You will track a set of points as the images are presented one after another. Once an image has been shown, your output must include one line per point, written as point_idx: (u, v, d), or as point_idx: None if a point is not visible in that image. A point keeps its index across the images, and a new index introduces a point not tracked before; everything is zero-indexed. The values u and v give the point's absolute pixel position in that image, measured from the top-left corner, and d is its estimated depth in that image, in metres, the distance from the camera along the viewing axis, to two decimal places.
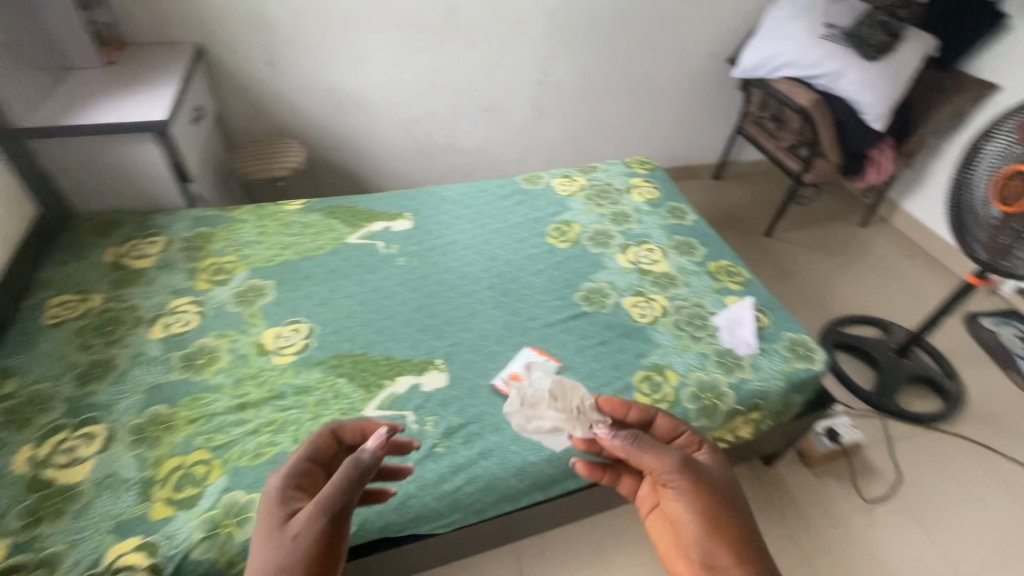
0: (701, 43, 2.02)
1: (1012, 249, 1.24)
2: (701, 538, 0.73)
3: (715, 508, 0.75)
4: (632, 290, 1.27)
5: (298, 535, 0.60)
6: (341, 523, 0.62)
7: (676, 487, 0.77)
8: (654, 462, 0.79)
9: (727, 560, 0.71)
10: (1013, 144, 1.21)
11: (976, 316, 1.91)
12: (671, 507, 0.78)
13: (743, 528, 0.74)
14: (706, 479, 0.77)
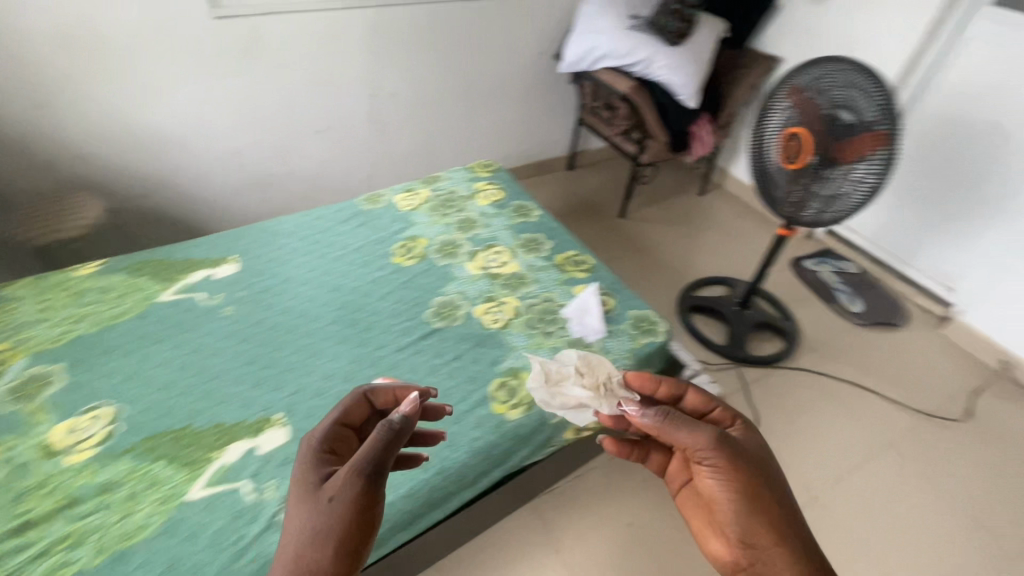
0: (527, 42, 2.07)
1: (804, 201, 1.39)
2: (737, 515, 0.78)
3: (755, 488, 0.78)
4: (483, 296, 1.26)
5: (333, 499, 0.60)
6: (374, 487, 0.61)
7: (711, 466, 0.79)
8: (685, 439, 0.81)
9: (765, 537, 0.76)
10: (788, 108, 1.37)
11: (800, 259, 2.17)
12: (705, 484, 0.81)
13: (780, 507, 0.78)
14: (745, 459, 0.80)
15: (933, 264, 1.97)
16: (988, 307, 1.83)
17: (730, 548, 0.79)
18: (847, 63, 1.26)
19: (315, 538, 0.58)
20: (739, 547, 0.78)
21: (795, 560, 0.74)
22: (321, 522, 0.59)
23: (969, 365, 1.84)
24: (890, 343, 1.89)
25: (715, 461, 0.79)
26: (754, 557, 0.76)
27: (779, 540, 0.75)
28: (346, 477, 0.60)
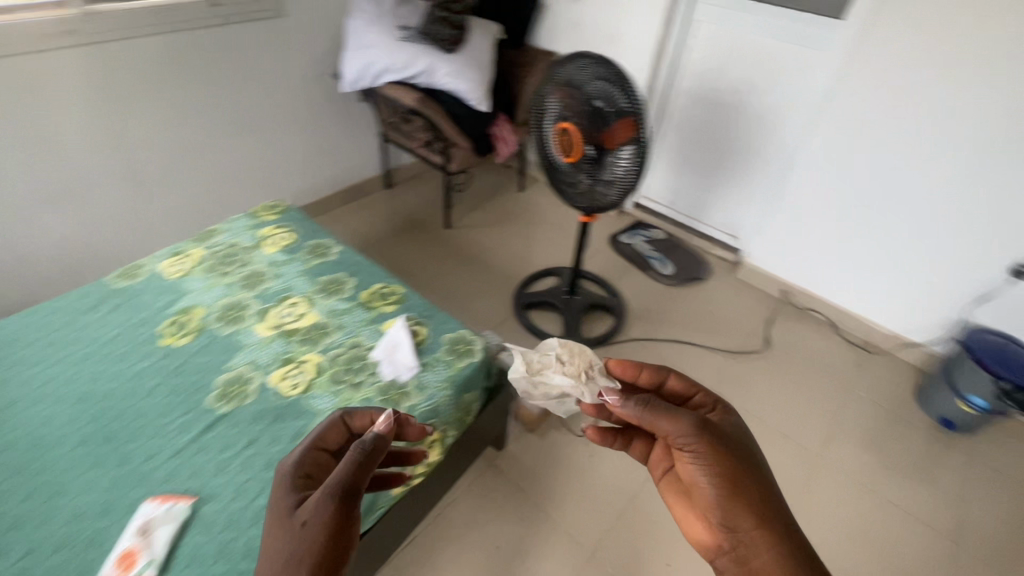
0: (299, 64, 1.92)
1: (592, 189, 1.45)
2: (719, 499, 0.77)
3: (734, 469, 0.78)
4: (279, 360, 1.11)
5: (306, 520, 0.65)
6: (349, 506, 0.68)
7: (691, 449, 0.80)
8: (665, 423, 0.82)
9: (746, 521, 0.74)
10: (553, 106, 1.43)
11: (616, 235, 2.35)
12: (686, 469, 0.81)
13: (763, 489, 0.77)
14: (725, 443, 0.79)
15: (718, 217, 2.27)
16: (762, 249, 2.13)
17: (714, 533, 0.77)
18: (592, 57, 1.33)
19: (292, 559, 0.63)
20: (721, 532, 0.76)
21: (778, 542, 0.72)
22: (298, 540, 0.64)
23: (760, 300, 2.13)
24: (700, 296, 2.12)
25: (695, 445, 0.80)
26: (737, 540, 0.74)
27: (761, 523, 0.74)
28: (320, 495, 0.66)
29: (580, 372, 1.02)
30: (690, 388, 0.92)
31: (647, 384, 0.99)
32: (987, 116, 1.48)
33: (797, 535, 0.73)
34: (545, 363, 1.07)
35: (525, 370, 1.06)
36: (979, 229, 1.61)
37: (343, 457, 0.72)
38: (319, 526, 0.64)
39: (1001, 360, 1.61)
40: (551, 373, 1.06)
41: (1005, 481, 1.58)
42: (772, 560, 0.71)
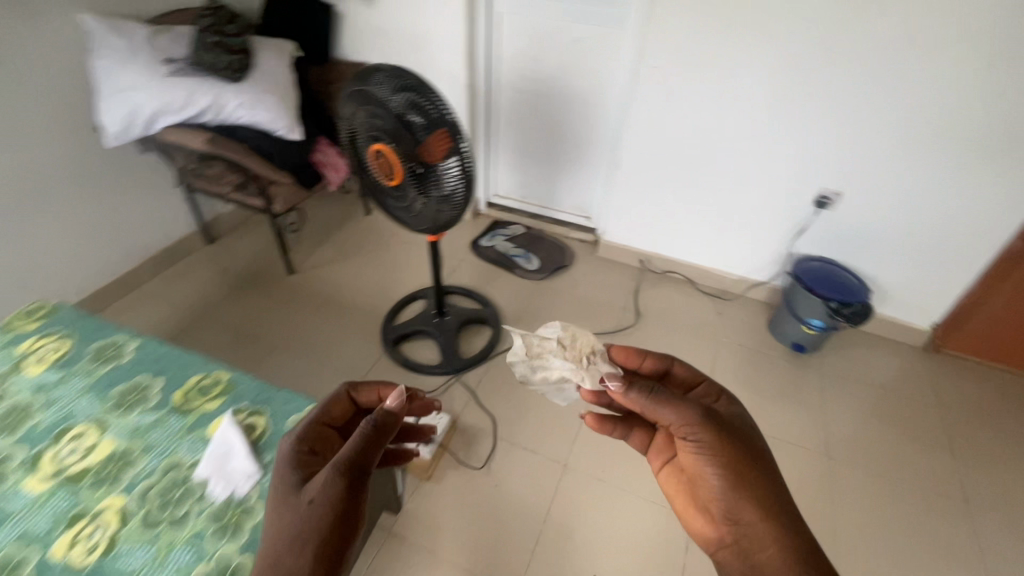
0: (39, 123, 1.54)
1: (428, 208, 1.33)
2: (723, 492, 0.83)
3: (739, 463, 0.83)
4: (64, 520, 0.85)
5: (313, 499, 0.69)
6: (357, 482, 0.72)
7: (696, 441, 0.85)
8: (670, 415, 0.86)
9: (750, 514, 0.80)
10: (360, 127, 1.29)
11: (476, 242, 2.29)
12: (688, 459, 0.87)
13: (767, 482, 0.82)
14: (731, 438, 0.84)
15: (570, 200, 2.31)
16: (614, 224, 2.19)
17: (719, 521, 0.84)
18: (387, 71, 1.21)
19: (299, 533, 0.67)
20: (725, 525, 0.82)
21: (781, 534, 0.78)
22: (305, 517, 0.69)
23: (625, 273, 2.20)
24: (569, 283, 2.13)
25: (700, 437, 0.84)
26: (740, 530, 0.81)
27: (765, 517, 0.80)
28: (331, 470, 0.71)
29: (582, 357, 0.96)
30: (694, 378, 0.96)
31: (661, 367, 0.98)
32: (768, 69, 1.61)
33: (799, 528, 0.80)
34: (543, 347, 0.99)
35: (524, 355, 0.99)
36: (785, 172, 1.78)
37: (353, 432, 0.75)
38: (326, 504, 0.69)
39: (828, 286, 1.78)
40: (551, 358, 0.99)
41: (852, 385, 1.79)
42: (775, 554, 0.77)
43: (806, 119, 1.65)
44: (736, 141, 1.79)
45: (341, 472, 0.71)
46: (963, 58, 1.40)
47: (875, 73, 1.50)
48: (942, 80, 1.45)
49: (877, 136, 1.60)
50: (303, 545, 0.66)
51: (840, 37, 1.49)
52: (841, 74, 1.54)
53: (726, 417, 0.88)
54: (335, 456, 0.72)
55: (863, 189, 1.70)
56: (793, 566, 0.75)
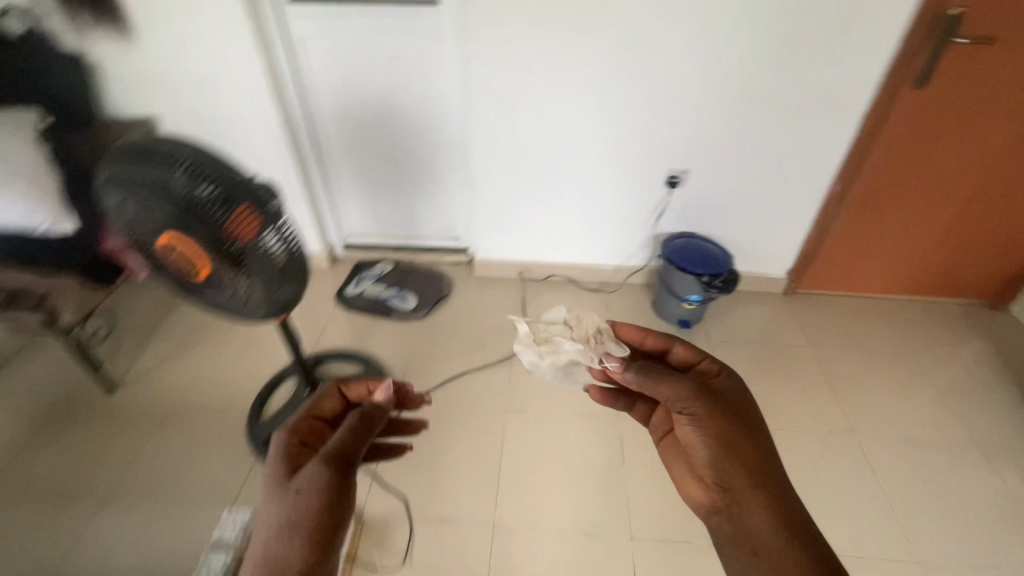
0: None
1: (255, 294, 1.07)
2: (715, 460, 0.86)
3: (732, 433, 0.87)
4: None
5: (302, 487, 0.79)
6: (345, 471, 0.82)
7: (690, 414, 0.89)
8: (665, 391, 0.92)
9: (740, 481, 0.83)
10: (129, 214, 0.98)
11: (343, 291, 2.06)
12: (682, 431, 0.91)
13: (758, 449, 0.86)
14: (727, 412, 0.88)
15: (432, 224, 2.15)
16: (484, 241, 2.08)
17: (707, 487, 0.87)
18: (157, 153, 0.93)
19: (290, 519, 0.77)
20: (715, 491, 0.85)
21: (770, 499, 0.81)
22: (295, 506, 0.78)
23: (508, 289, 2.11)
24: (453, 315, 1.99)
25: (695, 409, 0.90)
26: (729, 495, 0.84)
27: (756, 484, 0.82)
28: (318, 462, 0.81)
29: (586, 338, 1.09)
30: (696, 356, 1.01)
31: (661, 347, 1.05)
32: (592, 62, 1.58)
33: (784, 490, 0.82)
34: (551, 333, 1.15)
35: (533, 340, 1.14)
36: (633, 159, 1.79)
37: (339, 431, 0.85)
38: (314, 494, 0.79)
39: (696, 263, 1.80)
40: (560, 342, 1.13)
41: (738, 347, 1.88)
42: (763, 517, 0.79)
43: (639, 106, 1.66)
44: (581, 137, 1.75)
45: (330, 463, 0.81)
46: (758, 29, 1.48)
47: (689, 54, 1.54)
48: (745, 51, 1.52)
49: (703, 112, 1.66)
50: (293, 530, 0.76)
51: (650, 22, 1.49)
52: (659, 58, 1.56)
53: (726, 390, 0.93)
54: (324, 450, 0.83)
55: (703, 163, 1.77)
56: (779, 527, 0.78)
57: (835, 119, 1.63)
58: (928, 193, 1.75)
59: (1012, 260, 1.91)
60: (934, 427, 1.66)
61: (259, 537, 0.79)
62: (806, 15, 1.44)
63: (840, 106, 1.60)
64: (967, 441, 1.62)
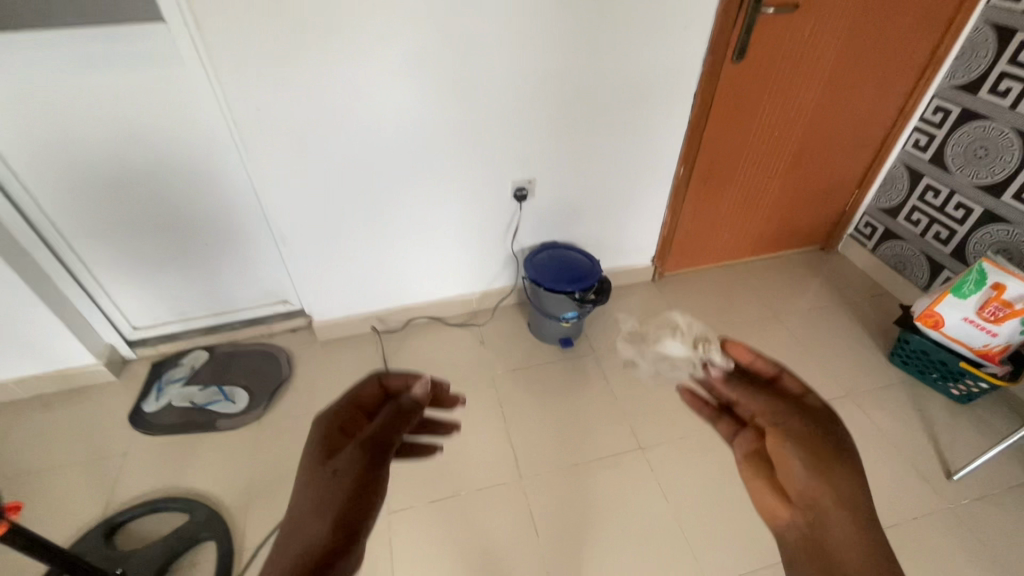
0: None
1: None
2: (807, 482, 0.64)
3: (834, 462, 0.64)
4: None
5: (337, 467, 0.60)
6: (382, 459, 0.63)
7: (788, 429, 0.68)
8: (758, 404, 0.72)
9: (837, 513, 0.60)
10: None
11: (139, 410, 1.55)
12: (775, 449, 0.69)
13: (868, 489, 0.61)
14: (833, 439, 0.66)
15: (247, 291, 1.70)
16: (319, 297, 1.70)
17: (781, 503, 0.65)
18: None
19: (316, 508, 0.57)
20: (800, 514, 0.62)
21: (872, 549, 0.57)
22: (327, 491, 0.59)
23: (362, 349, 1.76)
24: (298, 403, 1.59)
25: (788, 424, 0.69)
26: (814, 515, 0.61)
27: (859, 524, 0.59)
28: (357, 442, 0.63)
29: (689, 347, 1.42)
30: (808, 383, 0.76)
31: (772, 370, 0.76)
32: (394, 69, 1.29)
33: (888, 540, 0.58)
34: (645, 339, 1.76)
35: (627, 334, 1.81)
36: (472, 174, 1.55)
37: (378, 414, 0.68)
38: (350, 479, 0.60)
39: (562, 276, 1.61)
40: (664, 338, 1.60)
41: (624, 353, 1.76)
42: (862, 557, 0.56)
43: (464, 114, 1.41)
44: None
45: (365, 445, 0.62)
46: (573, 14, 1.30)
47: (505, 49, 1.32)
48: (565, 41, 1.34)
49: (535, 111, 1.46)
50: (319, 519, 0.56)
51: (450, 15, 1.23)
52: (473, 57, 1.31)
53: (829, 407, 0.70)
54: (359, 433, 0.64)
55: (547, 166, 1.58)
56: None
57: (667, 101, 1.53)
58: (764, 159, 1.77)
59: (835, 206, 2.04)
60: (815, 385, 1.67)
61: (290, 517, 0.57)
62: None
63: (669, 87, 1.49)
64: (844, 392, 1.65)
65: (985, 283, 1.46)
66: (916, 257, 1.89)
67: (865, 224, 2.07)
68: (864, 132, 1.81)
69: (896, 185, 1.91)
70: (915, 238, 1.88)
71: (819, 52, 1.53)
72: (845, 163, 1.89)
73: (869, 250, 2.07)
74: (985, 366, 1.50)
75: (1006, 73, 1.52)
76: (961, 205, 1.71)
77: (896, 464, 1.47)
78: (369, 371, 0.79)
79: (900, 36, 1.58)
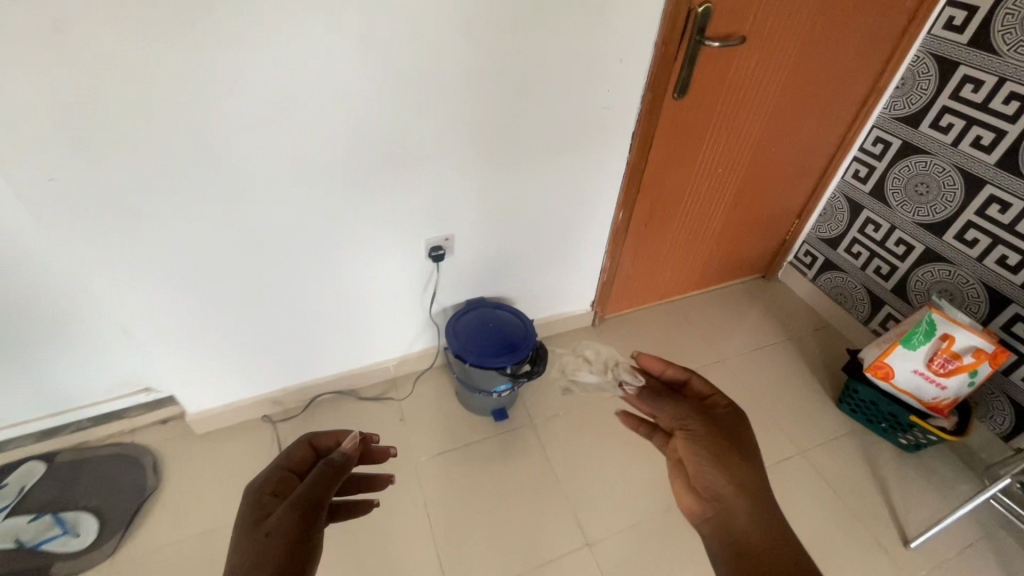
0: None
1: None
2: (708, 468, 0.88)
3: (725, 450, 0.89)
4: None
5: (273, 528, 0.72)
6: (315, 515, 0.76)
7: (688, 430, 0.93)
8: (668, 414, 0.97)
9: (726, 487, 0.85)
10: None
11: None
12: (684, 448, 0.92)
13: (752, 469, 0.86)
14: (727, 438, 0.90)
15: (95, 382, 1.34)
16: (192, 384, 1.37)
17: (695, 498, 0.87)
18: None
19: (252, 566, 0.69)
20: (709, 499, 0.86)
21: (757, 512, 0.83)
22: (258, 549, 0.71)
23: (254, 441, 1.44)
24: (170, 525, 1.27)
25: (691, 428, 0.94)
26: (720, 506, 0.84)
27: (753, 505, 0.83)
28: (286, 505, 0.75)
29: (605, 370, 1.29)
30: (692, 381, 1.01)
31: (681, 377, 1.02)
32: (257, 113, 0.99)
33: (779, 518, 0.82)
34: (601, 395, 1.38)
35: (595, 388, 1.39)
36: (377, 231, 1.28)
37: (308, 474, 0.81)
38: (281, 539, 0.71)
39: (490, 344, 1.38)
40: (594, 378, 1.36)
41: (566, 420, 1.57)
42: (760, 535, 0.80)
43: (360, 167, 1.14)
44: (289, 219, 1.17)
45: (299, 508, 0.75)
46: (486, 46, 1.05)
47: (404, 89, 1.06)
48: (479, 77, 1.10)
49: (449, 158, 1.21)
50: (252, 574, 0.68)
51: (326, 46, 0.95)
52: (364, 99, 1.05)
53: (728, 406, 0.95)
54: (294, 494, 0.77)
55: (467, 218, 1.34)
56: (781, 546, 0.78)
57: (601, 141, 1.32)
58: (705, 197, 1.61)
59: (776, 236, 1.94)
60: (767, 442, 1.56)
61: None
62: (542, 25, 1.06)
63: (602, 127, 1.29)
64: (797, 449, 1.55)
65: (934, 334, 1.38)
66: (856, 290, 1.82)
67: (805, 252, 1.98)
68: (804, 165, 1.70)
69: (836, 216, 1.83)
70: (855, 271, 1.81)
71: (763, 86, 1.37)
72: (787, 195, 1.79)
73: (809, 279, 2.00)
74: (933, 418, 1.43)
75: (948, 107, 1.44)
76: (901, 240, 1.64)
77: (853, 532, 1.38)
78: (304, 438, 0.93)
79: (843, 66, 1.45)
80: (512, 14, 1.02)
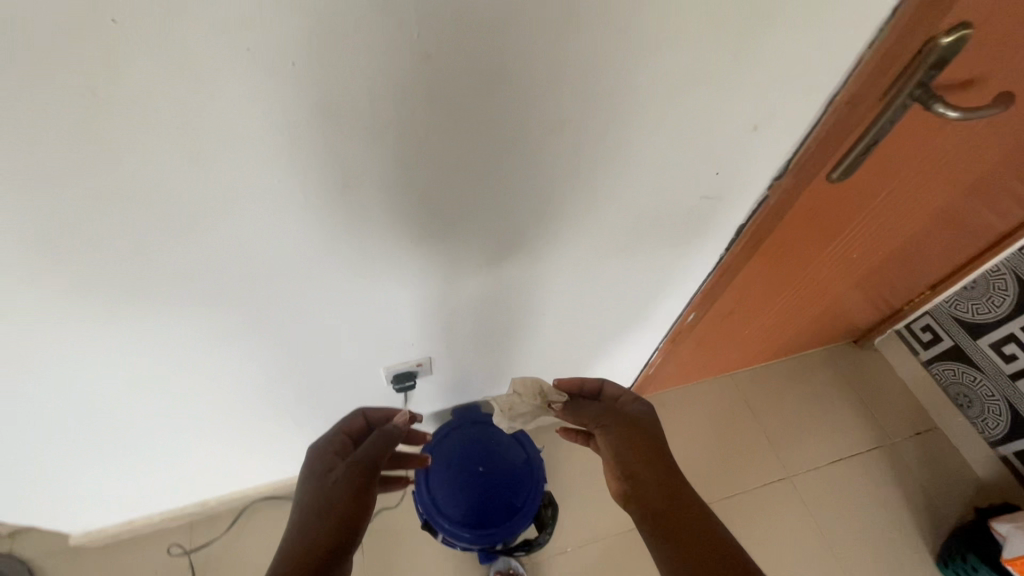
0: None
1: None
2: (626, 459, 0.77)
3: (644, 446, 0.78)
4: None
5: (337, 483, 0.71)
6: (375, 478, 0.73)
7: (603, 429, 0.81)
8: (585, 415, 0.84)
9: (652, 477, 0.75)
10: None
11: None
12: (602, 446, 0.81)
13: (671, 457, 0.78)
14: (646, 437, 0.79)
15: None
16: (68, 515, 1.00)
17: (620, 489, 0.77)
18: None
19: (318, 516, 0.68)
20: (632, 486, 0.76)
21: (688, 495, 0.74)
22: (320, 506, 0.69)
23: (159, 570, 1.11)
24: None
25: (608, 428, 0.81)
26: (647, 493, 0.74)
27: (668, 481, 0.75)
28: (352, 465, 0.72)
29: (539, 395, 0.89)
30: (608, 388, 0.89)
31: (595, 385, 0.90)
32: (7, 260, 0.48)
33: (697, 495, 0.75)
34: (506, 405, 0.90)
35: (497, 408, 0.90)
36: (306, 368, 0.81)
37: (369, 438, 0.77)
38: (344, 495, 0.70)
39: (475, 499, 0.97)
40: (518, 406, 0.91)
41: (572, 559, 1.21)
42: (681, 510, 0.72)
43: (264, 307, 0.65)
44: (143, 373, 0.70)
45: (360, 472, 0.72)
46: (488, 127, 0.50)
47: (339, 205, 0.54)
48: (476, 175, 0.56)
49: (422, 282, 0.70)
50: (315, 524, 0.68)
51: (113, 141, 0.42)
52: (254, 224, 0.53)
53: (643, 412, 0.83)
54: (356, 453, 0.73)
55: (455, 338, 0.86)
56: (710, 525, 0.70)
57: (684, 240, 0.79)
58: (817, 281, 1.07)
59: (892, 305, 1.40)
60: None
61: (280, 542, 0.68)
62: (615, 82, 0.49)
63: (690, 225, 0.75)
64: None
65: None
66: (990, 398, 1.31)
67: (923, 326, 1.43)
68: (975, 235, 1.12)
69: (992, 298, 1.23)
70: (999, 376, 1.27)
71: (978, 148, 0.79)
72: (930, 267, 1.22)
73: (920, 360, 1.48)
74: None
75: None
76: None
77: None
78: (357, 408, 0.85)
79: None
80: (553, 67, 0.46)
